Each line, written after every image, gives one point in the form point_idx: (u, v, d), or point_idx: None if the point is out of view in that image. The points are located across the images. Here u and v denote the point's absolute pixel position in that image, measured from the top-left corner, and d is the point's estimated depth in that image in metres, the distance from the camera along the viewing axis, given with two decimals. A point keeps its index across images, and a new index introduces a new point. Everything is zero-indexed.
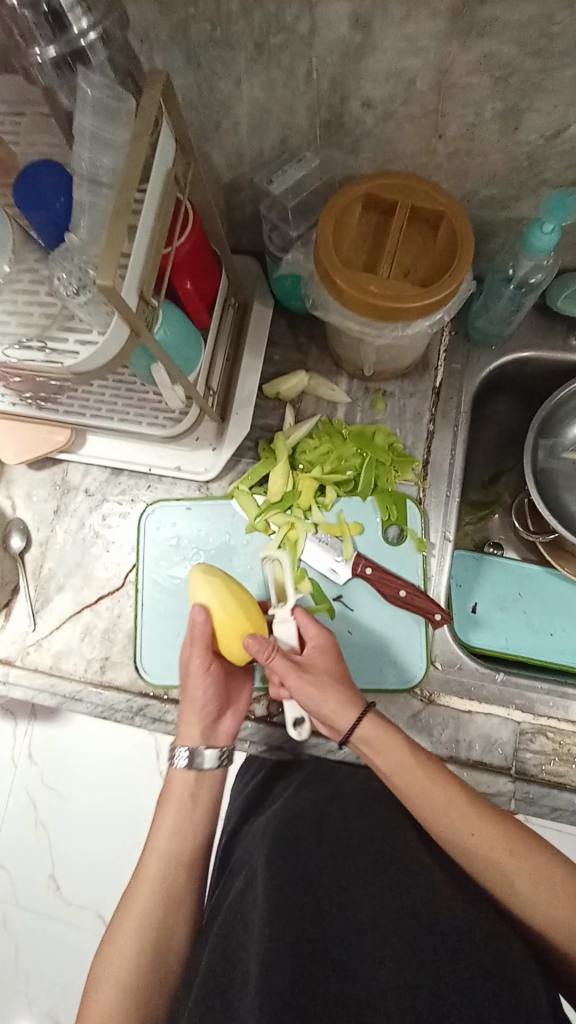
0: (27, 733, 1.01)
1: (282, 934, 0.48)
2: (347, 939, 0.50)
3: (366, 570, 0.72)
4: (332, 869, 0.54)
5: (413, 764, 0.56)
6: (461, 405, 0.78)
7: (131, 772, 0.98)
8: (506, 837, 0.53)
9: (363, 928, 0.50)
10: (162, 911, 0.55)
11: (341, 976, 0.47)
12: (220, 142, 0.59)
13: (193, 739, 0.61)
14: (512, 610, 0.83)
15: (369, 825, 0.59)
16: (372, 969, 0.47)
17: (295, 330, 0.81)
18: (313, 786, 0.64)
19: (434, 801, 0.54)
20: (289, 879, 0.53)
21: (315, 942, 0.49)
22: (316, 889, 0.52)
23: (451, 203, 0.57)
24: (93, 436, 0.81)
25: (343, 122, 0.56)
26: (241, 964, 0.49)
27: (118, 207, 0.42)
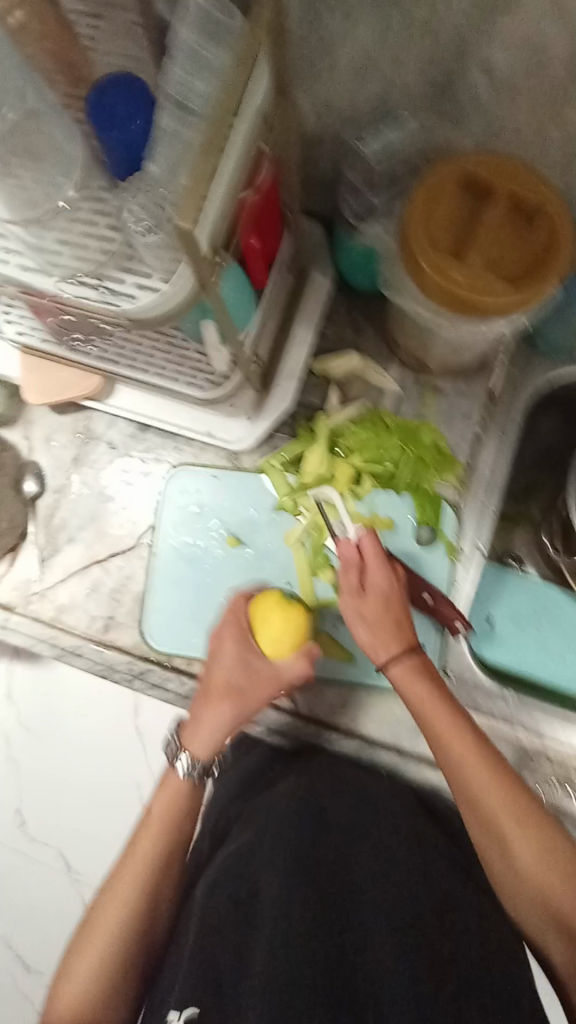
0: (7, 670, 0.99)
1: (284, 926, 0.52)
2: (343, 923, 0.53)
3: (391, 571, 0.69)
4: (333, 875, 0.56)
5: (479, 751, 0.57)
6: (512, 414, 0.75)
7: (111, 732, 0.97)
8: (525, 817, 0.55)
9: (357, 918, 0.53)
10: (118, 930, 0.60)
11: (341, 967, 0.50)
12: (313, 85, 0.54)
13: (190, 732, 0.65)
14: (527, 629, 0.81)
15: (370, 822, 0.61)
16: (365, 954, 0.50)
17: (352, 308, 0.76)
18: (309, 777, 0.65)
19: (495, 790, 0.55)
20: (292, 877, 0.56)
21: (309, 929, 0.52)
22: (313, 882, 0.56)
23: (553, 197, 0.53)
24: (124, 386, 0.77)
25: (454, 84, 0.51)
26: (241, 944, 0.54)
27: (206, 145, 0.38)
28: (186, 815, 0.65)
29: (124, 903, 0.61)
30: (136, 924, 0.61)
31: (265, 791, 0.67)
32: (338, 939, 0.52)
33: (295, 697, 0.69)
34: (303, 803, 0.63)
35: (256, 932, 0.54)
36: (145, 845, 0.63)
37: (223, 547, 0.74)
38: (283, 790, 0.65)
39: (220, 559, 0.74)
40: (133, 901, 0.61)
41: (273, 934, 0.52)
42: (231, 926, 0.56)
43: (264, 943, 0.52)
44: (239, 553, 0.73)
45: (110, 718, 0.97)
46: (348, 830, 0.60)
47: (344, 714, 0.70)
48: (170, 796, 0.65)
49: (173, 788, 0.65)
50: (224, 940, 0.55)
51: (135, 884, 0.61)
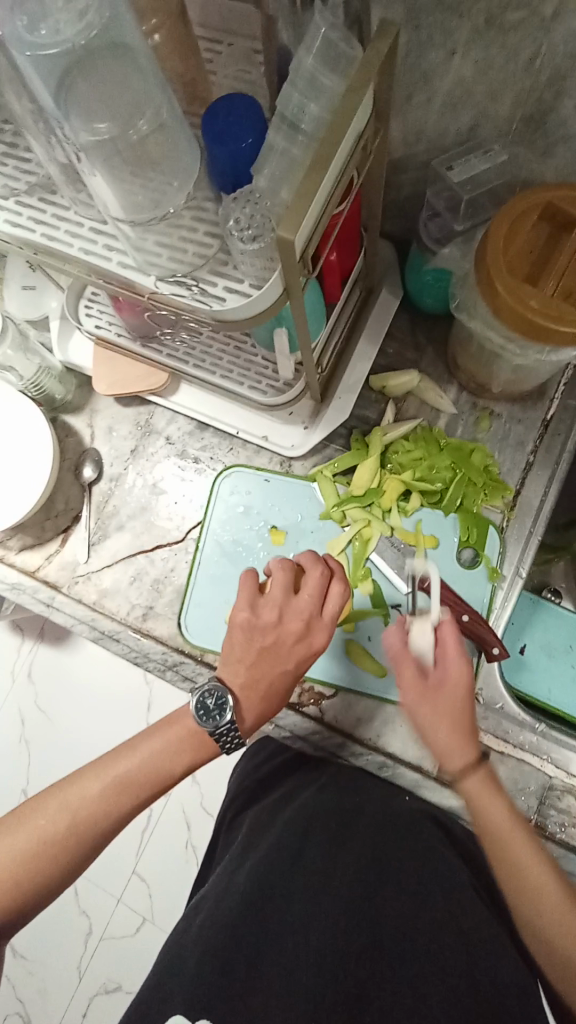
0: (31, 653, 1.04)
1: (313, 959, 0.51)
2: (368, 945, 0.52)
3: (432, 586, 0.70)
4: (358, 894, 0.56)
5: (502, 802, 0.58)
6: (567, 443, 0.75)
7: (127, 724, 0.99)
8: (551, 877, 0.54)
9: (382, 940, 0.53)
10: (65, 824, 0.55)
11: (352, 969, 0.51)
12: (407, 114, 0.57)
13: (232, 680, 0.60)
14: (561, 662, 0.80)
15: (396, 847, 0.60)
16: (389, 984, 0.50)
17: (415, 328, 0.78)
18: (333, 789, 0.66)
19: (520, 846, 0.55)
20: (319, 903, 0.56)
21: (336, 957, 0.51)
22: (333, 901, 0.56)
23: None
24: (187, 385, 0.79)
25: (546, 121, 0.52)
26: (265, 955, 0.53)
27: (315, 161, 0.40)
28: (185, 750, 0.59)
29: (90, 794, 0.56)
30: (104, 812, 0.56)
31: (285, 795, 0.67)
32: (351, 940, 0.52)
33: (323, 705, 0.70)
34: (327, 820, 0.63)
35: (278, 951, 0.53)
36: (124, 763, 0.58)
37: (267, 548, 0.75)
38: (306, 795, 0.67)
39: (263, 559, 0.75)
40: (113, 789, 0.57)
41: (291, 956, 0.52)
42: (245, 909, 0.56)
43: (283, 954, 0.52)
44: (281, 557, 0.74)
45: (126, 707, 1.00)
46: (370, 836, 0.61)
47: (371, 727, 0.70)
48: (168, 740, 0.59)
49: (187, 728, 0.59)
50: (236, 931, 0.54)
51: (100, 798, 0.56)
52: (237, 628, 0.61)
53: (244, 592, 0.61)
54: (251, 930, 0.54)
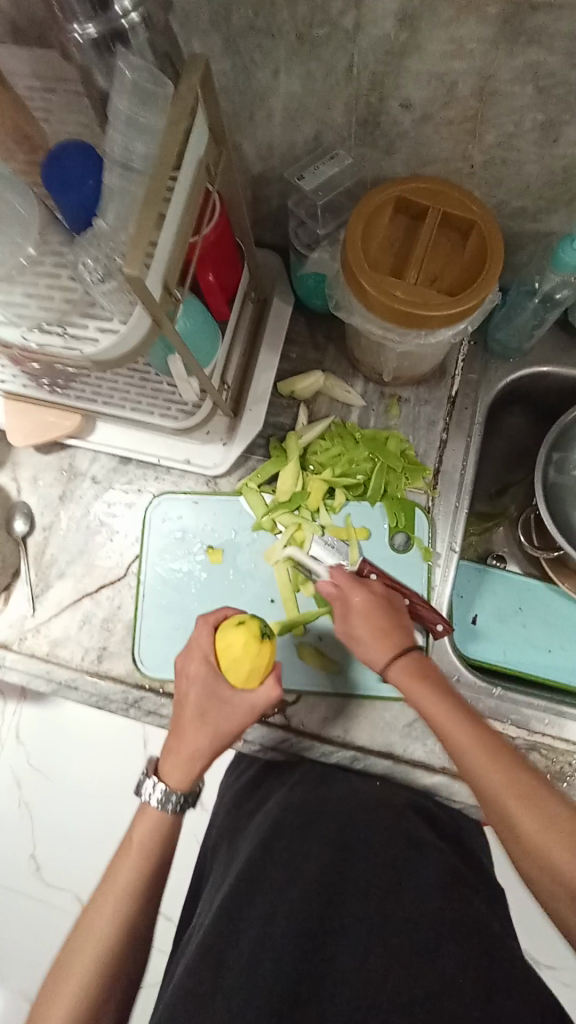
0: (15, 714, 0.99)
1: (275, 952, 0.49)
2: (333, 925, 0.51)
3: (370, 575, 0.72)
4: (325, 876, 0.54)
5: (470, 726, 0.55)
6: (475, 415, 0.77)
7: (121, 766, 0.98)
8: (522, 784, 0.52)
9: (347, 923, 0.51)
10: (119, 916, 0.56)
11: (328, 962, 0.49)
12: (253, 132, 0.58)
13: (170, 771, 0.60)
14: (512, 624, 0.83)
15: (355, 839, 0.58)
16: (355, 963, 0.48)
17: (314, 330, 0.80)
18: (303, 789, 0.65)
19: (482, 755, 0.54)
20: (284, 895, 0.53)
21: (303, 951, 0.49)
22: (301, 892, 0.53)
23: (483, 212, 0.56)
24: (103, 423, 0.80)
25: (380, 123, 0.55)
26: (238, 946, 0.51)
27: (148, 196, 0.42)
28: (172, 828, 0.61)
29: (106, 930, 0.55)
30: (131, 931, 0.55)
31: (264, 802, 0.68)
32: (327, 938, 0.50)
33: (287, 711, 0.71)
34: (298, 809, 0.62)
35: (249, 934, 0.51)
36: (126, 879, 0.57)
37: (207, 568, 0.76)
38: (275, 801, 0.65)
39: (206, 579, 0.75)
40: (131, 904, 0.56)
41: (263, 952, 0.49)
42: (220, 928, 0.53)
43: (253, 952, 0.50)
44: (222, 575, 0.75)
45: (124, 750, 0.97)
46: (336, 830, 0.59)
47: (336, 723, 0.71)
48: (148, 832, 0.60)
49: (154, 820, 0.60)
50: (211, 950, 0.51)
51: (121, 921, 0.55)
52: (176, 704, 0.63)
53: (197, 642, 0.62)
54: (221, 952, 0.51)
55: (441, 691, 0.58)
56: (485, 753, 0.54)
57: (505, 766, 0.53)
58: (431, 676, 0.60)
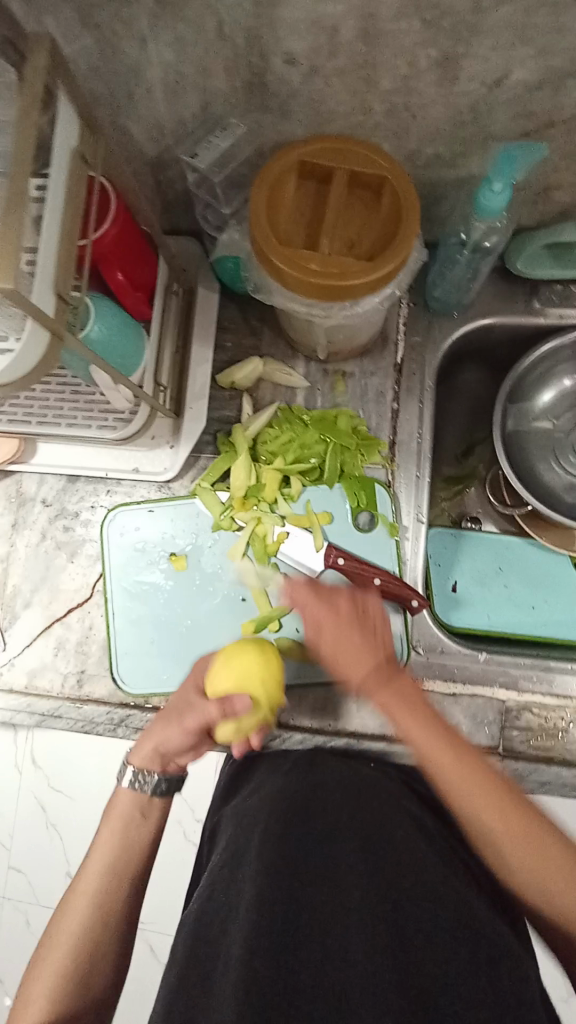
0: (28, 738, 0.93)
1: (268, 938, 0.45)
2: (316, 907, 0.47)
3: (338, 558, 0.69)
4: (312, 866, 0.50)
5: (478, 778, 0.51)
6: (425, 380, 0.74)
7: None
8: (537, 841, 0.49)
9: (324, 904, 0.47)
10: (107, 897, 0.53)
11: (325, 949, 0.45)
12: (137, 112, 0.54)
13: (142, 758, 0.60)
14: (493, 585, 0.81)
15: (351, 814, 0.55)
16: (354, 957, 0.44)
17: (246, 314, 0.76)
18: (297, 769, 0.62)
19: (498, 818, 0.49)
20: (269, 875, 0.48)
21: (291, 943, 0.45)
22: (305, 885, 0.49)
23: (393, 165, 0.53)
24: (44, 444, 0.77)
25: (267, 81, 0.51)
26: (222, 947, 0.47)
27: (11, 197, 0.38)
28: (136, 818, 0.58)
29: (80, 921, 0.52)
30: (113, 910, 0.53)
31: (254, 787, 0.64)
32: (321, 921, 0.46)
33: (276, 707, 0.71)
34: (288, 795, 0.57)
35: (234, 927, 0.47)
36: (96, 867, 0.55)
37: (174, 577, 0.74)
38: (269, 779, 0.62)
39: (173, 588, 0.73)
40: (106, 884, 0.54)
41: (251, 940, 0.45)
42: (216, 920, 0.50)
43: (240, 931, 0.46)
44: (190, 581, 0.73)
45: None
46: (331, 804, 0.56)
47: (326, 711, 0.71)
48: (115, 820, 0.57)
49: (121, 812, 0.58)
50: (210, 938, 0.49)
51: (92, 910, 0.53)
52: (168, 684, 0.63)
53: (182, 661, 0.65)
54: (217, 943, 0.48)
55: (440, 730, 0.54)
56: (497, 808, 0.50)
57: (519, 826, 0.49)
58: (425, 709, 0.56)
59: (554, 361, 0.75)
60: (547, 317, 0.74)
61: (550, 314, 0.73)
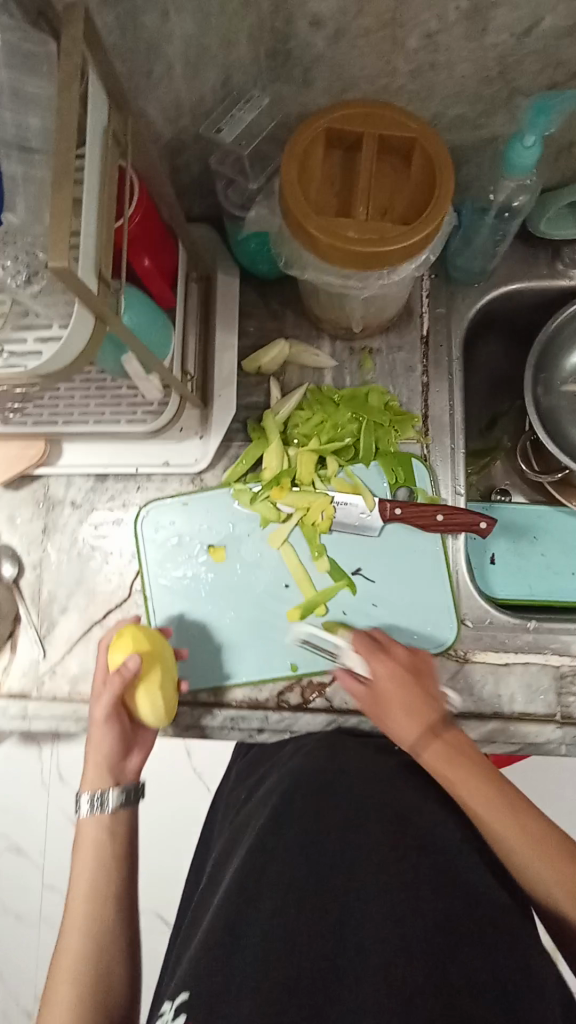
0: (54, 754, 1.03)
1: (282, 927, 0.46)
2: (327, 903, 0.48)
3: (395, 511, 0.69)
4: (332, 857, 0.50)
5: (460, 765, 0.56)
6: (452, 352, 0.74)
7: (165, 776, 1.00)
8: (517, 819, 0.51)
9: (337, 895, 0.48)
10: (100, 896, 0.56)
11: (339, 941, 0.45)
12: (156, 92, 0.53)
13: (95, 782, 0.61)
14: (531, 555, 0.81)
15: (375, 800, 0.55)
16: (370, 940, 0.44)
17: (267, 297, 0.75)
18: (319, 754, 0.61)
19: (478, 796, 0.53)
20: (287, 871, 0.50)
21: (307, 932, 0.46)
22: (323, 874, 0.49)
23: (422, 127, 0.52)
24: (70, 445, 0.75)
25: (290, 49, 0.50)
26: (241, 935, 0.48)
27: (55, 175, 0.37)
28: (108, 838, 0.59)
29: (75, 952, 0.53)
30: (106, 905, 0.56)
31: (276, 774, 0.64)
32: (334, 914, 0.47)
33: (327, 693, 0.69)
34: (307, 785, 0.57)
35: (257, 912, 0.48)
36: (76, 898, 0.56)
37: (214, 569, 0.72)
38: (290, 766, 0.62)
39: (213, 582, 0.72)
40: (96, 886, 0.56)
41: (267, 933, 0.46)
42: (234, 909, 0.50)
43: (260, 925, 0.47)
44: (230, 572, 0.72)
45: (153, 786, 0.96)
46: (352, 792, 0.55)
47: None
48: (88, 848, 0.58)
49: (90, 838, 0.59)
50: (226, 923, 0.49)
51: (81, 935, 0.54)
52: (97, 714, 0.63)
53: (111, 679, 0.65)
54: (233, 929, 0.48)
55: (420, 712, 0.60)
56: (477, 789, 0.54)
57: (516, 814, 0.52)
58: (412, 694, 0.61)
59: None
60: (570, 278, 0.73)
61: (572, 276, 0.73)
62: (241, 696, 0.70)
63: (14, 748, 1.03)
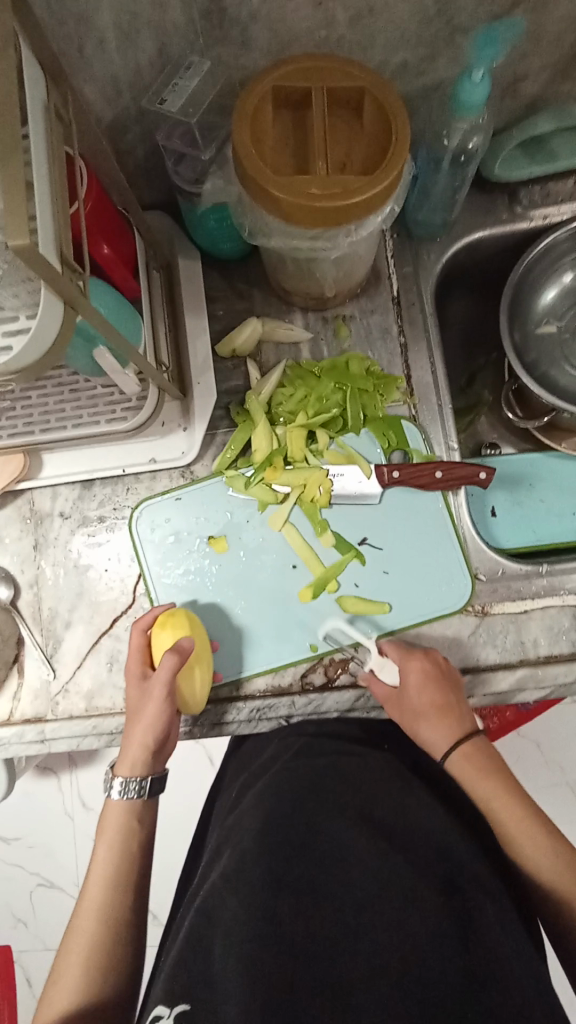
0: (72, 783, 1.01)
1: (266, 930, 0.48)
2: (318, 908, 0.50)
3: (393, 474, 0.68)
4: (318, 855, 0.53)
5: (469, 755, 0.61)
6: (425, 309, 0.73)
7: (188, 785, 0.98)
8: (521, 812, 0.57)
9: (319, 894, 0.51)
10: (110, 911, 0.55)
11: (312, 933, 0.48)
12: (90, 69, 0.51)
13: (128, 767, 0.60)
14: (529, 501, 0.80)
15: (361, 803, 0.58)
16: (347, 931, 0.48)
17: (232, 277, 0.74)
18: (306, 758, 0.65)
19: (472, 764, 0.60)
20: (272, 869, 0.52)
21: (289, 932, 0.48)
22: (306, 877, 0.52)
23: (369, 74, 0.51)
24: (50, 456, 0.73)
25: (225, 6, 0.48)
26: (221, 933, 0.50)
27: (3, 146, 0.34)
28: (136, 827, 0.59)
29: (88, 936, 0.54)
30: (115, 920, 0.55)
31: (263, 776, 0.68)
32: (317, 904, 0.50)
33: (351, 667, 0.68)
34: (294, 787, 0.60)
35: (243, 914, 0.50)
36: (98, 882, 0.56)
37: (217, 560, 0.70)
38: (276, 770, 0.65)
39: (219, 574, 0.70)
40: (106, 898, 0.55)
41: (256, 930, 0.48)
42: (215, 907, 0.52)
43: (245, 925, 0.49)
44: (235, 561, 0.70)
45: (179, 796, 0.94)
46: (337, 794, 0.59)
47: None
48: (111, 835, 0.59)
49: (115, 823, 0.59)
50: (208, 927, 0.51)
51: (99, 922, 0.54)
52: (130, 691, 0.63)
53: (134, 661, 0.65)
54: (215, 929, 0.50)
55: (453, 714, 0.62)
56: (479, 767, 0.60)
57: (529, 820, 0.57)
58: (442, 692, 0.62)
59: (554, 255, 0.74)
60: (531, 220, 0.73)
61: (532, 217, 0.73)
62: (264, 684, 0.69)
63: (29, 782, 1.00)
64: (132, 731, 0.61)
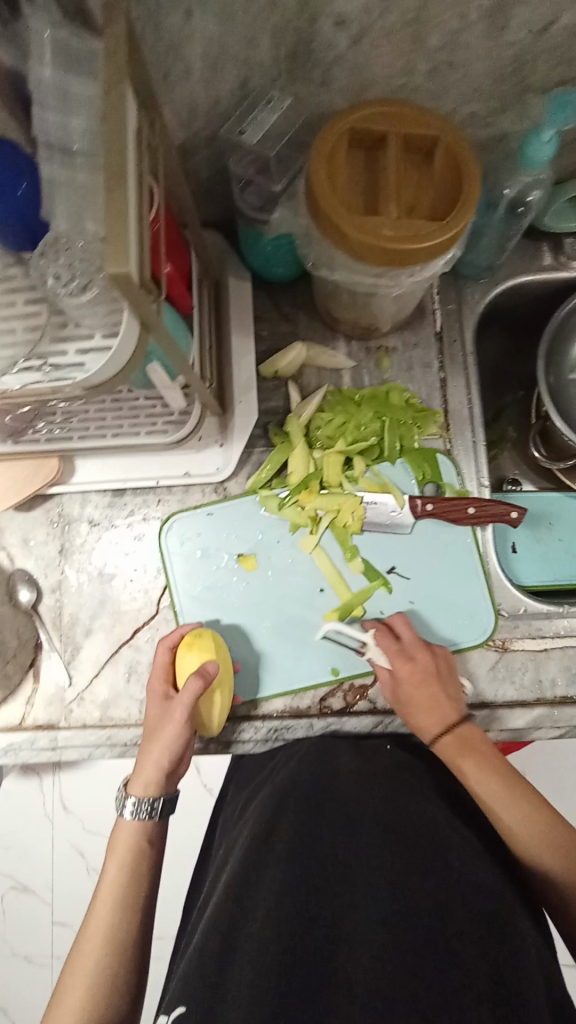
0: (55, 786, 0.98)
1: (285, 924, 0.48)
2: (338, 908, 0.49)
3: (426, 505, 0.69)
4: (333, 857, 0.52)
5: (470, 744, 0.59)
6: (465, 346, 0.74)
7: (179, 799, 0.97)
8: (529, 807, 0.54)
9: (339, 894, 0.50)
10: (117, 936, 0.51)
11: (330, 932, 0.47)
12: (172, 95, 0.52)
13: (143, 785, 0.59)
14: (549, 540, 0.82)
15: (376, 798, 0.57)
16: (369, 926, 0.47)
17: (278, 300, 0.74)
18: (312, 759, 0.63)
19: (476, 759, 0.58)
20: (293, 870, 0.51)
21: (304, 928, 0.47)
22: (322, 879, 0.51)
23: (444, 124, 0.52)
24: (83, 461, 0.73)
25: (312, 49, 0.49)
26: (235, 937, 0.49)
27: (109, 177, 0.35)
28: (147, 849, 0.57)
29: (92, 962, 0.49)
30: (123, 943, 0.51)
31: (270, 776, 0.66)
32: (334, 906, 0.49)
33: (370, 694, 0.69)
34: (308, 787, 0.59)
35: (248, 923, 0.49)
36: (106, 902, 0.53)
37: (245, 578, 0.71)
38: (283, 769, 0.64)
39: (245, 592, 0.70)
40: (114, 921, 0.52)
41: (272, 926, 0.48)
42: (229, 908, 0.51)
43: (262, 923, 0.48)
44: (262, 580, 0.70)
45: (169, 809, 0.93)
46: (349, 793, 0.58)
47: None
48: (123, 853, 0.56)
49: (128, 841, 0.57)
50: (223, 927, 0.50)
51: (106, 943, 0.50)
52: (149, 708, 0.63)
53: (155, 676, 0.64)
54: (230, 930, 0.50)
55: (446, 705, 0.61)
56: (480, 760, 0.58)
57: (533, 812, 0.54)
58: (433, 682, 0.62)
59: None
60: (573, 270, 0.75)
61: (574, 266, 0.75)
62: (281, 705, 0.69)
63: (13, 783, 0.98)
64: (149, 749, 0.60)
